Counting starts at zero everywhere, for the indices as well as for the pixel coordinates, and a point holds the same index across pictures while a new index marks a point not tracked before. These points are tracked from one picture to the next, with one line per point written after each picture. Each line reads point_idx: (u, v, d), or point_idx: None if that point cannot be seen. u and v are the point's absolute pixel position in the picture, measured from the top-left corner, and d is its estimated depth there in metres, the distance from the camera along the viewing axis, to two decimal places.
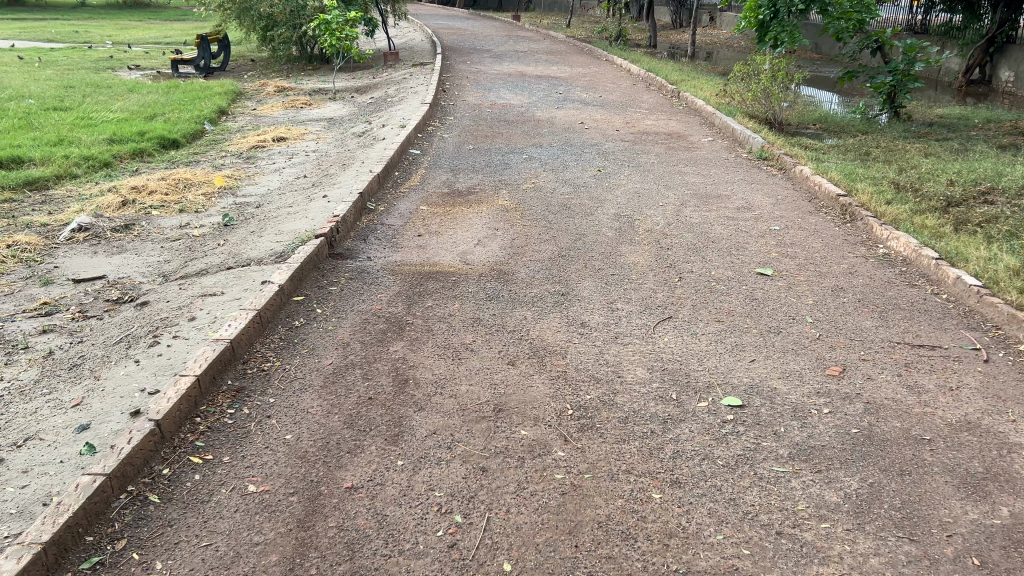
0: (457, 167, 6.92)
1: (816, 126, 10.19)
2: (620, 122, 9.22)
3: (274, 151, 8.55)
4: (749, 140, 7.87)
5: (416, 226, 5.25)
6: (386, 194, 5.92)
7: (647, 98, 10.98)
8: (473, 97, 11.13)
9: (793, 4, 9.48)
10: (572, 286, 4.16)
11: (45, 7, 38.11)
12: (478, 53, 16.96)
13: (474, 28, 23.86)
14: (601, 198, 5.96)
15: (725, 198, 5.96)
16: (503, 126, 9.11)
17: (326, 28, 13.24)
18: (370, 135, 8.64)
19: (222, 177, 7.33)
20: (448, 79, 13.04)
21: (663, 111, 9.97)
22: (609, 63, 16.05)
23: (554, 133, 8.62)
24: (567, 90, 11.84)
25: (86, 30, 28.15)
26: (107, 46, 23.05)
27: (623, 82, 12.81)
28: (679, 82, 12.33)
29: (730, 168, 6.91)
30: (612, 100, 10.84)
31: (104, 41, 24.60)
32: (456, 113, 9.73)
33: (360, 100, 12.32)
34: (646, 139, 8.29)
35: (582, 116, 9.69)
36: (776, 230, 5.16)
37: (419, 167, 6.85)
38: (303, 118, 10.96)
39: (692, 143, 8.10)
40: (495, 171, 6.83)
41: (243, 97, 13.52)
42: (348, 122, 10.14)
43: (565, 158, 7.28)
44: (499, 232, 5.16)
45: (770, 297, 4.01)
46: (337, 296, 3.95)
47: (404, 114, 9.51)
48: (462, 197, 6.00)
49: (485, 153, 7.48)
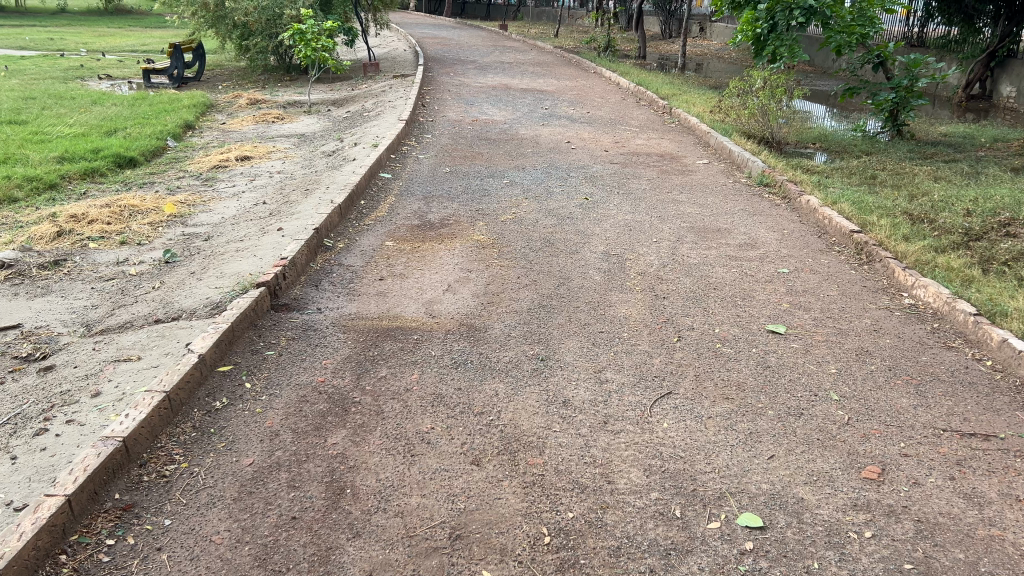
0: (431, 194, 6.30)
1: (816, 144, 9.65)
2: (609, 141, 8.66)
3: (235, 173, 7.92)
4: (748, 164, 7.30)
5: (379, 267, 4.62)
6: (349, 227, 5.29)
7: (637, 114, 10.42)
8: (454, 113, 10.53)
9: (792, 17, 8.90)
10: (553, 347, 3.55)
11: (24, 13, 37.36)
12: (462, 64, 16.37)
13: (460, 38, 23.29)
14: (587, 232, 5.37)
15: (724, 232, 5.39)
16: (484, 145, 8.51)
17: (301, 38, 12.63)
18: (340, 155, 8.03)
19: (174, 203, 6.69)
20: (429, 92, 12.44)
21: (654, 129, 9.40)
22: (597, 75, 15.50)
23: (539, 154, 8.02)
24: (553, 105, 11.24)
25: (62, 37, 27.46)
26: (82, 54, 22.36)
27: (613, 96, 12.24)
28: (670, 97, 11.78)
29: (729, 196, 6.35)
30: (600, 116, 10.26)
31: (79, 49, 23.86)
32: (434, 130, 9.12)
33: (336, 115, 11.71)
34: (636, 161, 7.72)
35: (568, 134, 9.11)
36: (784, 273, 4.58)
37: (388, 194, 6.23)
38: (272, 134, 10.34)
39: (686, 165, 7.54)
40: (472, 199, 6.22)
41: (212, 110, 12.87)
42: (319, 139, 9.52)
43: (550, 184, 6.70)
44: (472, 274, 4.54)
45: (786, 364, 3.41)
46: (274, 364, 3.33)
47: (378, 131, 8.90)
48: (433, 231, 5.38)
49: (462, 178, 6.88)
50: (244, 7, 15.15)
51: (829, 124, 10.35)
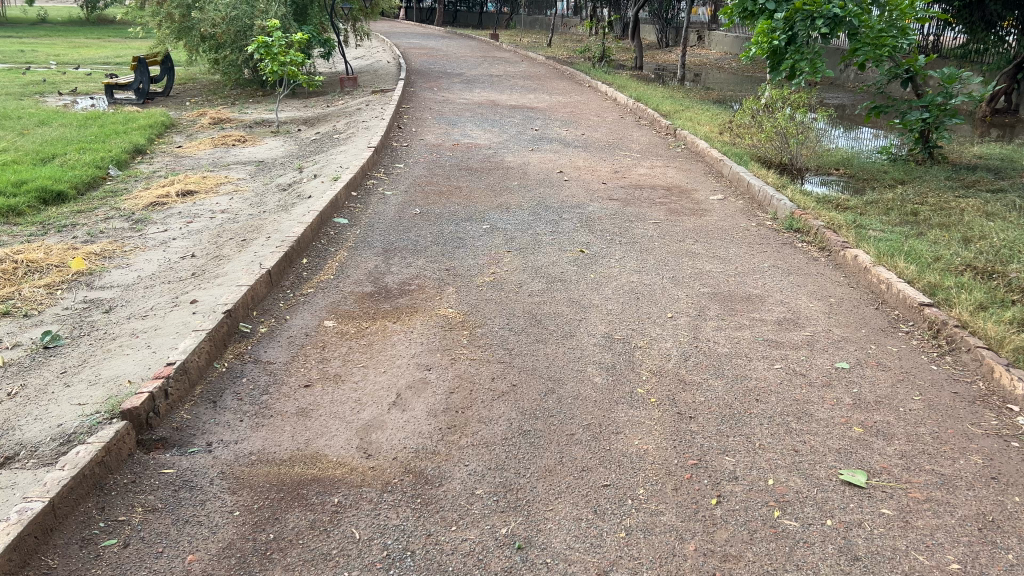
0: (393, 246, 5.18)
1: (838, 170, 8.57)
2: (607, 171, 7.58)
3: (171, 213, 6.79)
4: (772, 201, 6.22)
5: (308, 365, 3.49)
6: (279, 299, 4.15)
7: (638, 137, 9.33)
8: (434, 136, 9.41)
9: (814, 27, 7.75)
10: (534, 519, 2.43)
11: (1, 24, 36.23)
12: (447, 78, 15.26)
13: (447, 49, 22.22)
14: (583, 301, 4.25)
15: (756, 301, 4.29)
16: (463, 175, 7.41)
17: (267, 52, 11.51)
18: (294, 191, 6.90)
19: (84, 256, 5.54)
20: (408, 110, 11.34)
21: (658, 154, 8.31)
22: (593, 88, 14.42)
23: (526, 188, 6.92)
24: (544, 125, 10.14)
25: (34, 48, 26.40)
26: (50, 67, 21.22)
27: (610, 115, 11.13)
28: (673, 115, 10.70)
29: (754, 248, 5.26)
30: (596, 139, 9.17)
31: (47, 61, 22.70)
32: (408, 158, 8.01)
33: (304, 136, 10.60)
34: (640, 196, 6.62)
35: (560, 161, 8.02)
36: (845, 371, 3.48)
37: (340, 247, 5.10)
38: (227, 162, 9.19)
39: (699, 203, 6.45)
40: (443, 252, 5.10)
41: (171, 132, 11.74)
42: (277, 168, 8.39)
43: (538, 231, 5.59)
44: (431, 374, 3.41)
45: (881, 552, 2.30)
46: (110, 567, 2.20)
47: (342, 159, 7.80)
48: (387, 301, 4.25)
49: (434, 223, 5.77)
50: (211, 17, 13.97)
51: (852, 146, 9.27)
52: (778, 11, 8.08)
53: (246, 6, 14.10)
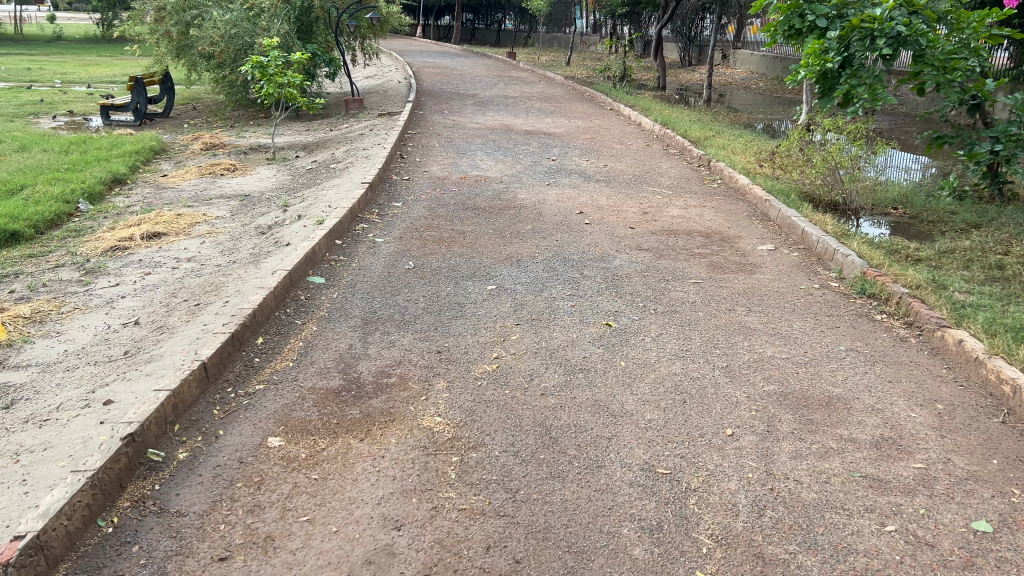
0: (376, 316, 4.20)
1: (897, 209, 7.53)
2: (635, 212, 6.60)
3: (130, 261, 5.86)
4: (834, 255, 5.20)
5: (231, 519, 2.50)
6: (214, 404, 3.17)
7: (669, 169, 8.35)
8: (439, 167, 8.48)
9: (874, 47, 6.70)
10: None
11: (15, 40, 35.85)
12: (459, 100, 14.36)
13: (462, 68, 21.36)
14: (612, 405, 3.26)
15: (837, 409, 3.28)
16: (469, 216, 6.46)
17: (262, 73, 10.62)
18: (271, 236, 5.97)
19: (8, 322, 4.60)
20: (415, 136, 10.43)
21: (692, 191, 7.31)
22: (615, 110, 13.49)
23: (541, 234, 5.95)
24: (562, 154, 9.19)
25: (40, 66, 25.81)
26: (53, 85, 20.55)
27: (635, 142, 10.15)
28: (705, 145, 9.72)
29: (822, 322, 4.24)
30: (621, 171, 8.19)
31: (51, 80, 22.04)
32: (407, 194, 7.07)
33: (300, 165, 9.70)
34: (675, 246, 5.64)
35: (581, 199, 7.07)
36: (987, 536, 2.46)
37: (311, 318, 4.13)
38: (210, 194, 8.28)
39: (747, 256, 5.44)
40: (437, 325, 4.12)
41: (159, 158, 10.89)
42: (262, 204, 7.46)
43: (554, 294, 4.61)
44: (401, 536, 2.42)
45: None
46: None
47: (332, 196, 6.87)
48: (356, 405, 3.26)
49: (429, 283, 4.79)
50: (210, 36, 13.10)
51: (910, 181, 8.24)
52: (829, 29, 7.11)
53: (247, 24, 13.32)
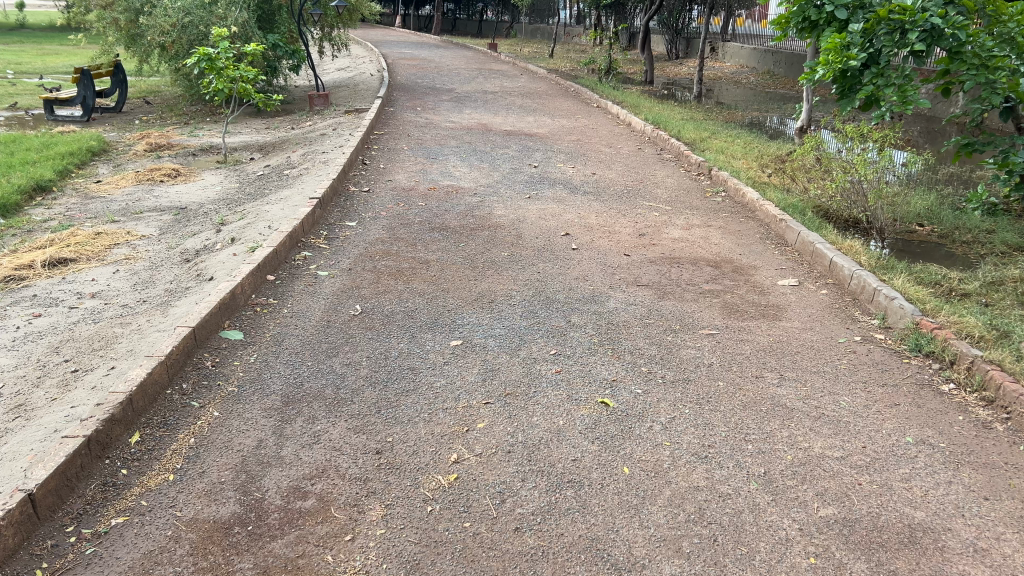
0: (301, 391, 3.22)
1: (924, 226, 6.63)
2: (629, 234, 5.67)
3: (20, 298, 4.82)
4: (874, 296, 4.28)
5: None
6: (38, 561, 2.20)
7: (664, 179, 7.42)
8: (405, 176, 7.50)
9: (905, 43, 5.77)
10: None
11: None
12: (433, 95, 13.35)
13: (440, 59, 20.37)
14: (615, 550, 2.31)
15: (928, 551, 2.35)
16: (435, 239, 5.50)
17: (211, 67, 9.55)
18: (195, 267, 4.96)
19: None
20: (381, 137, 9.42)
21: (692, 206, 6.39)
22: (601, 107, 12.55)
23: (519, 263, 5.01)
24: (543, 160, 8.25)
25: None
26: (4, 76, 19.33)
27: (624, 145, 9.22)
28: (702, 150, 8.81)
29: (876, 395, 3.32)
30: (610, 182, 7.26)
31: (4, 70, 20.75)
32: (364, 210, 6.09)
33: (250, 170, 8.67)
34: (679, 281, 4.71)
35: (566, 216, 6.14)
36: None
37: (214, 397, 3.14)
38: (142, 207, 7.24)
39: (766, 296, 4.53)
40: (380, 405, 3.14)
41: (97, 161, 9.81)
42: (196, 221, 6.43)
43: (534, 351, 3.65)
44: None
45: None
46: None
47: (275, 214, 5.88)
48: (250, 553, 2.29)
49: (376, 335, 3.82)
50: (160, 24, 12.03)
51: (934, 192, 7.34)
52: (851, 21, 6.24)
53: (202, 12, 12.26)
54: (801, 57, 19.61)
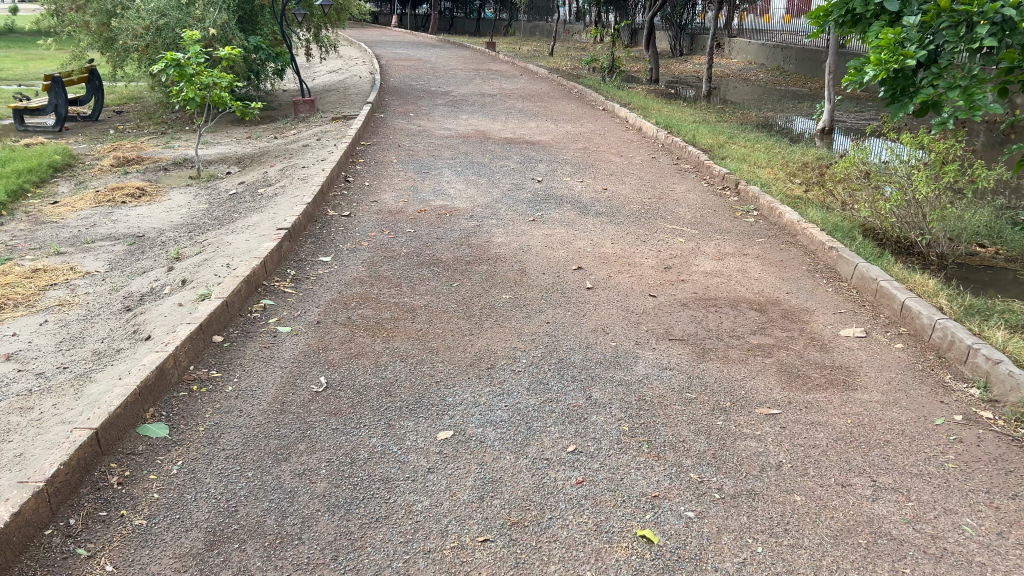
0: (234, 526, 2.37)
1: (987, 246, 5.77)
2: (652, 267, 4.83)
3: None
4: (970, 356, 3.42)
5: None
6: None
7: (685, 195, 6.56)
8: (392, 195, 6.64)
9: (975, 38, 4.91)
10: None
11: None
12: (428, 99, 12.50)
13: (437, 60, 19.56)
14: None
15: None
16: (423, 276, 4.65)
17: (180, 75, 8.68)
18: (131, 321, 4.11)
19: None
20: (369, 148, 8.56)
21: (720, 229, 5.55)
22: (608, 110, 11.71)
23: (524, 309, 4.17)
24: (547, 174, 7.42)
25: None
26: None
27: (636, 154, 8.38)
28: (722, 159, 7.98)
29: (1011, 515, 2.46)
30: (625, 199, 6.42)
31: None
32: (343, 241, 5.24)
33: (223, 188, 7.82)
34: (719, 333, 3.86)
35: (577, 243, 5.31)
36: None
37: (112, 539, 2.30)
38: (93, 236, 6.39)
39: (829, 352, 3.67)
40: (341, 546, 2.29)
41: (59, 178, 8.96)
42: (149, 254, 5.57)
43: (546, 447, 2.80)
44: None
45: None
46: None
47: (236, 249, 5.02)
48: None
49: (342, 424, 2.96)
50: (133, 27, 11.21)
51: (991, 204, 6.47)
52: (904, 14, 5.39)
53: (178, 12, 11.42)
54: (813, 52, 18.72)
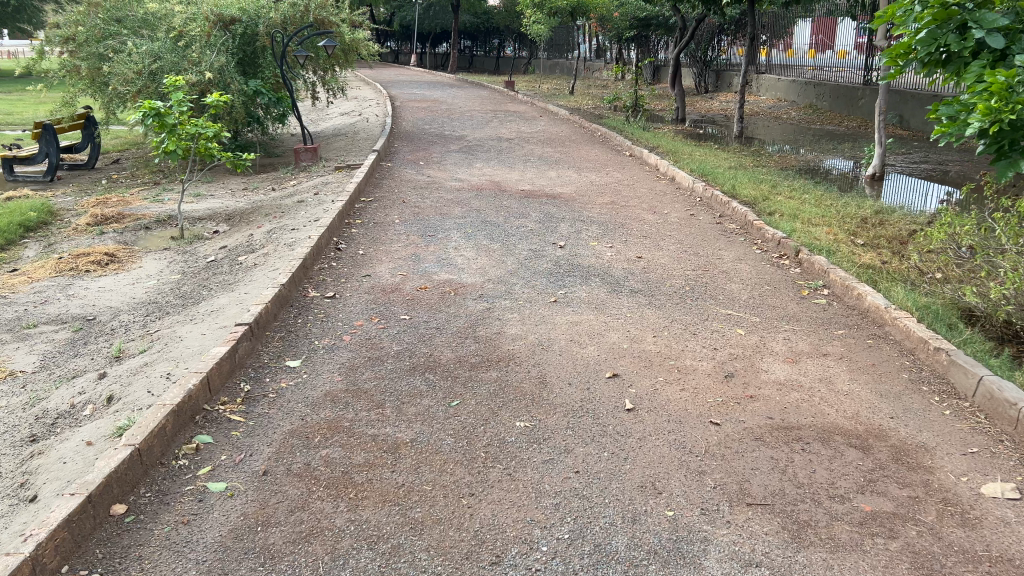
0: None
1: None
2: (708, 374, 3.77)
3: None
4: None
5: None
6: None
7: (736, 265, 5.52)
8: (390, 266, 5.66)
9: None
10: None
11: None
12: (440, 145, 11.60)
13: (454, 100, 18.78)
14: None
15: None
16: (415, 389, 3.62)
17: (160, 128, 7.80)
18: (24, 466, 3.11)
19: None
20: (370, 205, 7.62)
21: (786, 317, 4.50)
22: (635, 156, 10.75)
23: (546, 443, 3.14)
24: (571, 237, 6.42)
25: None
26: None
27: (671, 210, 7.38)
28: (772, 216, 6.94)
29: None
30: (663, 271, 5.41)
31: None
32: (319, 337, 4.24)
33: (202, 254, 6.90)
34: (816, 492, 2.80)
35: (610, 334, 4.29)
36: None
37: None
38: (39, 317, 5.45)
39: (977, 530, 2.59)
40: None
41: (29, 238, 8.09)
42: (89, 349, 4.61)
43: None
44: None
45: None
46: None
47: (183, 350, 4.04)
48: None
49: None
50: (124, 71, 10.45)
51: None
52: (1013, 51, 4.40)
53: (172, 55, 10.68)
54: (848, 89, 17.70)
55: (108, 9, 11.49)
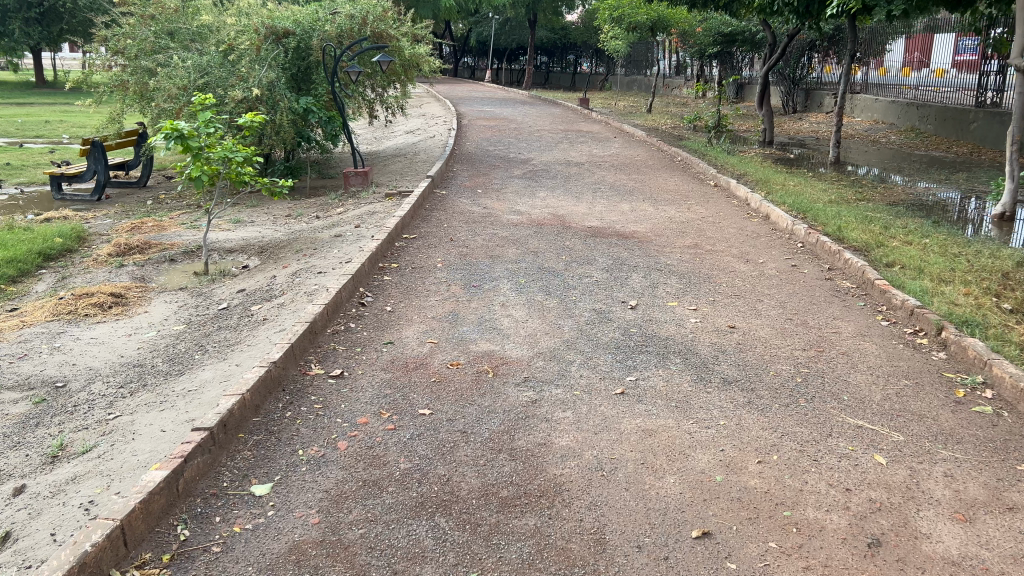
0: None
1: None
2: (842, 540, 2.59)
3: None
4: None
5: None
6: None
7: (859, 345, 4.28)
8: (420, 329, 4.61)
9: None
10: None
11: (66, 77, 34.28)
12: (503, 169, 10.60)
13: (524, 118, 17.83)
14: None
15: None
16: (416, 546, 2.55)
17: (186, 150, 6.96)
18: None
19: None
20: (411, 243, 6.62)
21: (943, 437, 3.26)
22: (720, 186, 9.52)
23: None
24: (646, 293, 5.28)
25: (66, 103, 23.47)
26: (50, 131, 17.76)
27: (767, 258, 6.16)
28: (895, 272, 5.64)
29: None
30: (766, 350, 4.21)
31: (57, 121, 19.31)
32: (305, 443, 3.21)
33: (215, 298, 6.00)
34: None
35: (695, 453, 3.14)
36: None
37: None
38: (6, 378, 4.59)
39: None
40: None
41: (44, 268, 7.38)
42: (32, 436, 3.68)
43: None
44: None
45: None
46: None
47: (122, 461, 3.04)
48: None
49: None
50: (167, 87, 9.77)
51: None
52: None
53: (220, 71, 9.99)
54: (958, 112, 16.01)
55: (159, 22, 10.89)
